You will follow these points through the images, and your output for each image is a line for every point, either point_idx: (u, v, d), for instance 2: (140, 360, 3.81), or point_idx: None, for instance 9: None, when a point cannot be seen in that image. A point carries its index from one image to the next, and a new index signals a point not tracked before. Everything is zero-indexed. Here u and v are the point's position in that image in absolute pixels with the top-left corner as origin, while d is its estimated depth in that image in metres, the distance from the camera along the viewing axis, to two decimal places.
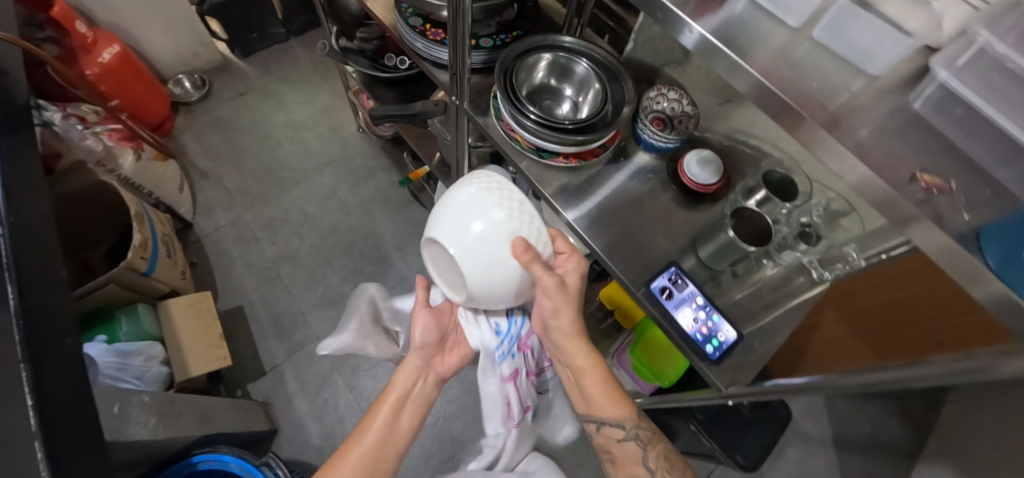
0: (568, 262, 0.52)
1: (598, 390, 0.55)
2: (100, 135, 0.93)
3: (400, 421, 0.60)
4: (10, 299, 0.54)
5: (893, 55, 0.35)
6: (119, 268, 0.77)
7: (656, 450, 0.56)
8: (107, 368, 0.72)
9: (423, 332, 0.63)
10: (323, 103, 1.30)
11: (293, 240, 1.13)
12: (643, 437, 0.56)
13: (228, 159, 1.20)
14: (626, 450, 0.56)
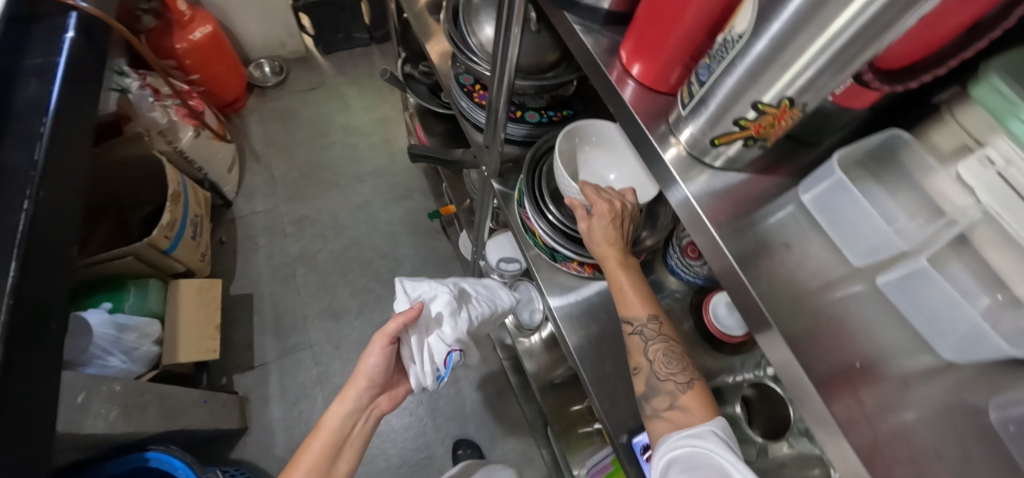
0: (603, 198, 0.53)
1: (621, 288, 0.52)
2: (168, 108, 0.98)
3: (336, 466, 0.58)
4: (10, 275, 0.56)
5: (967, 337, 0.26)
6: (139, 245, 0.81)
7: (658, 346, 0.48)
8: (101, 340, 0.74)
9: (374, 368, 0.59)
10: (384, 112, 1.31)
11: (316, 242, 1.14)
12: (648, 334, 0.49)
13: (282, 147, 1.24)
14: (634, 343, 0.50)
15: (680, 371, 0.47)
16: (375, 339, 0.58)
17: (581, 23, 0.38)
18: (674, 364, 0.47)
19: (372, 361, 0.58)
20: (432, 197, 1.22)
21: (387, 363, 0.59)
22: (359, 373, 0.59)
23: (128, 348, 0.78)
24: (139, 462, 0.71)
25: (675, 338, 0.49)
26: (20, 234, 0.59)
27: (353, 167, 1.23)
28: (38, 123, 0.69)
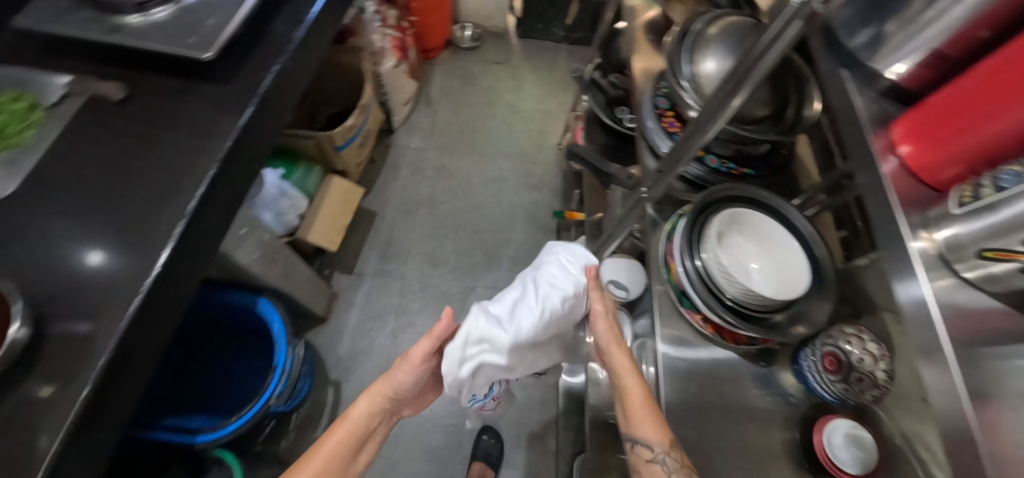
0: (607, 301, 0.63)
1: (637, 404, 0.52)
2: (385, 36, 1.12)
3: (359, 456, 0.63)
4: (244, 116, 0.69)
5: None
6: (323, 135, 0.94)
7: (680, 476, 0.47)
8: (268, 193, 0.88)
9: (397, 382, 0.61)
10: (549, 105, 1.37)
11: (445, 193, 1.23)
12: (671, 465, 0.47)
13: (452, 102, 1.35)
14: (652, 471, 0.48)
15: None
16: (409, 359, 0.61)
17: (856, 85, 0.36)
18: None
19: (397, 377, 0.62)
20: (559, 198, 1.25)
21: (419, 380, 0.62)
22: (383, 383, 0.63)
23: (280, 211, 0.91)
24: (252, 308, 0.82)
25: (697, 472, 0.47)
26: (262, 90, 0.72)
27: (501, 143, 1.30)
28: (305, 11, 0.83)
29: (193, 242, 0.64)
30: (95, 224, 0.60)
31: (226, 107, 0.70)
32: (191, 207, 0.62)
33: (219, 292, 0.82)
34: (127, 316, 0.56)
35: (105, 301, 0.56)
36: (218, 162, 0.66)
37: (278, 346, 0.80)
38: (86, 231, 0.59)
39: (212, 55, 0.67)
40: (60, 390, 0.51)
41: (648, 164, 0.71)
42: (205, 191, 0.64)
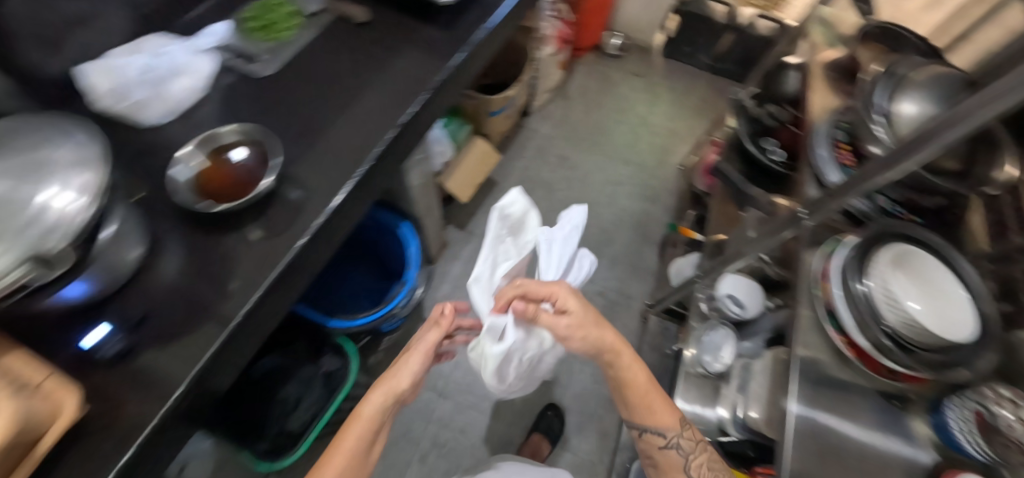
0: (570, 318, 0.63)
1: (654, 402, 0.65)
2: (553, 25, 1.19)
3: (369, 451, 0.65)
4: (458, 58, 0.78)
5: None
6: (486, 97, 1.03)
7: (702, 462, 0.64)
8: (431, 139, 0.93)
9: (410, 371, 0.70)
10: (678, 125, 1.40)
11: (562, 181, 1.30)
12: (685, 448, 0.64)
13: (587, 100, 1.42)
14: (670, 455, 0.64)
15: None
16: (414, 355, 0.70)
17: None
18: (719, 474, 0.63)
19: (406, 371, 0.69)
20: (670, 213, 1.27)
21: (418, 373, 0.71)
22: (398, 376, 0.69)
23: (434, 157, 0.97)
24: (394, 229, 0.91)
25: (706, 446, 0.65)
26: (474, 41, 0.81)
27: (625, 149, 1.35)
28: None
29: (394, 152, 0.74)
30: (325, 116, 0.71)
31: (443, 47, 0.79)
32: (404, 118, 0.71)
33: (379, 208, 0.92)
34: (340, 193, 0.66)
35: (322, 178, 0.67)
36: (431, 88, 0.75)
37: (411, 269, 0.88)
38: (318, 121, 0.71)
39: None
40: (271, 237, 0.62)
41: (810, 192, 0.72)
42: (417, 108, 0.73)
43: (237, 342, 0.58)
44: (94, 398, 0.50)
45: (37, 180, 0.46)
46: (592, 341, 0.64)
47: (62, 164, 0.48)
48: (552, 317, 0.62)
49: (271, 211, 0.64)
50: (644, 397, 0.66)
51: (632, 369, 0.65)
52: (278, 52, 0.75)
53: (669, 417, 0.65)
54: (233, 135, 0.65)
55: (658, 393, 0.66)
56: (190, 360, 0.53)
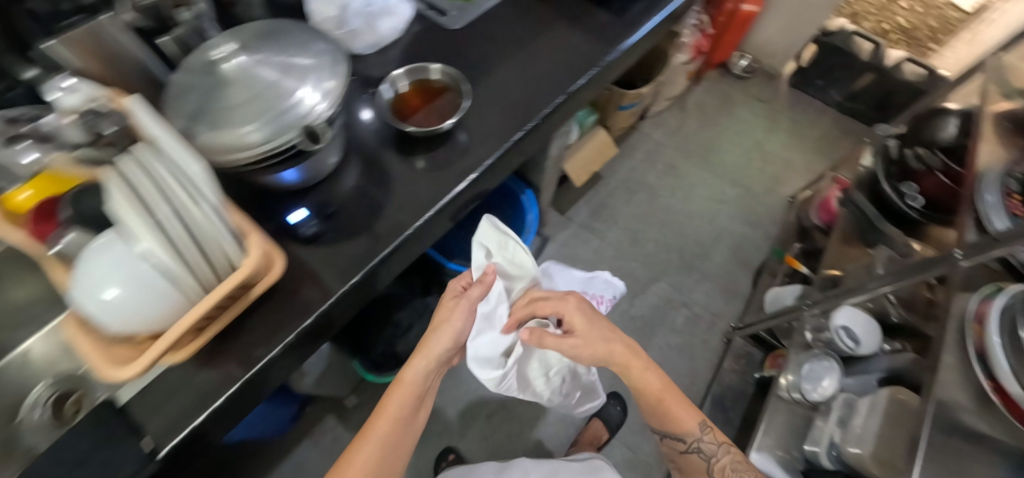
0: (568, 340, 0.66)
1: (670, 409, 0.71)
2: (695, 36, 1.21)
3: (417, 411, 0.71)
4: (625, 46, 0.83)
5: None
6: (621, 90, 1.06)
7: (726, 462, 0.70)
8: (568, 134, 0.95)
9: (448, 336, 0.69)
10: (793, 157, 1.38)
11: (666, 188, 1.32)
12: (709, 451, 0.71)
13: (702, 116, 1.43)
14: (693, 457, 0.72)
15: None
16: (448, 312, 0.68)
17: None
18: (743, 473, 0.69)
19: (445, 334, 0.69)
20: (770, 241, 1.26)
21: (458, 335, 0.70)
22: (433, 343, 0.69)
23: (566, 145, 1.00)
24: (517, 195, 0.98)
25: (729, 448, 0.70)
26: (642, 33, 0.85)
27: (734, 170, 1.35)
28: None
29: (552, 121, 0.79)
30: (499, 73, 0.78)
31: (613, 34, 0.84)
32: (573, 87, 0.78)
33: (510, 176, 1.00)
34: (506, 143, 0.72)
35: (488, 127, 0.73)
36: (597, 65, 0.80)
37: (530, 231, 0.96)
38: (491, 77, 0.77)
39: None
40: (435, 171, 0.69)
41: (972, 237, 0.68)
42: (586, 82, 0.79)
43: (392, 260, 0.64)
44: (305, 279, 0.59)
45: (300, 75, 0.54)
46: (602, 355, 0.69)
47: (321, 66, 0.55)
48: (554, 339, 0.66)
49: (442, 147, 0.71)
50: (658, 404, 0.72)
51: (639, 379, 0.70)
52: (466, 10, 0.82)
53: (682, 426, 0.71)
54: (440, 78, 0.72)
55: (670, 399, 0.71)
56: (360, 261, 0.61)
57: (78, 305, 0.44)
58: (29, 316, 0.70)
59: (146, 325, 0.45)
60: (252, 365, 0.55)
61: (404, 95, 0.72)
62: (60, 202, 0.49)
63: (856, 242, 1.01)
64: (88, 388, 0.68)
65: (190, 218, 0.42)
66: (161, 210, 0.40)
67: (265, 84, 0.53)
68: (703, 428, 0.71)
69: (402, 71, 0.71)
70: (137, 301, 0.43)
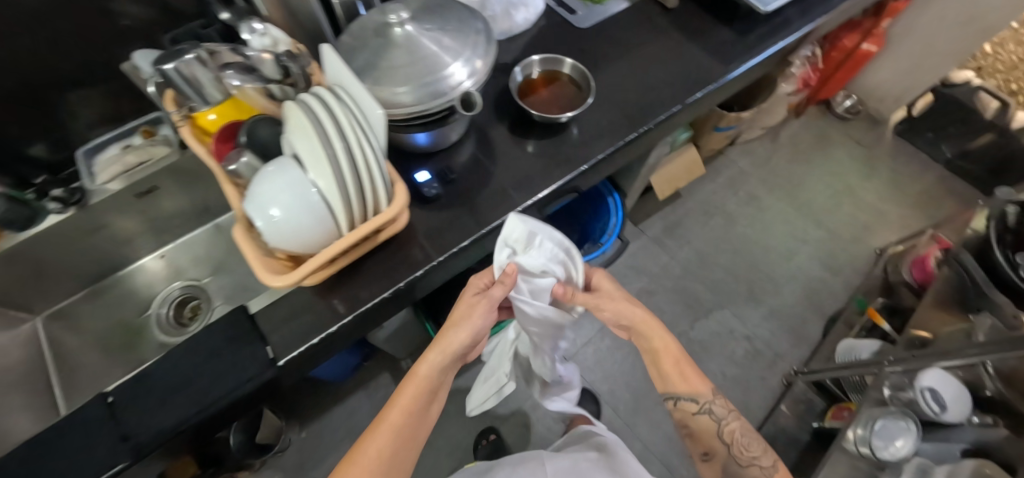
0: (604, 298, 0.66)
1: (683, 365, 0.66)
2: (805, 69, 1.18)
3: (429, 405, 0.59)
4: (748, 66, 0.83)
5: None
6: (723, 112, 1.06)
7: (733, 427, 0.64)
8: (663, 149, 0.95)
9: (465, 334, 0.58)
10: (884, 210, 1.34)
11: (744, 218, 1.31)
12: (719, 413, 0.64)
13: (791, 153, 1.42)
14: (705, 422, 0.65)
15: (762, 453, 0.62)
16: (465, 308, 0.60)
17: None
18: (753, 444, 0.62)
19: (466, 330, 0.58)
20: (847, 291, 1.23)
21: (475, 335, 0.59)
22: (452, 338, 0.58)
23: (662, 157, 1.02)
24: (603, 197, 0.99)
25: (740, 413, 0.64)
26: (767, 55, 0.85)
27: (818, 212, 1.32)
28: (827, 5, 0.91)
29: (663, 130, 0.81)
30: (618, 75, 0.80)
31: (736, 51, 0.84)
32: (691, 98, 0.78)
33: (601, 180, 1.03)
34: (619, 142, 0.73)
35: (602, 124, 0.75)
36: (717, 81, 0.81)
37: (612, 235, 0.97)
38: (611, 79, 0.80)
39: (767, 11, 0.81)
40: (545, 156, 0.72)
41: None
42: (703, 95, 0.80)
43: (494, 235, 0.67)
44: (418, 239, 0.64)
45: (459, 49, 0.57)
46: (622, 311, 0.66)
47: (478, 45, 0.59)
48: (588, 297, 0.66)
49: (555, 137, 0.73)
50: (673, 366, 0.66)
51: (654, 336, 0.65)
52: (594, 12, 0.86)
53: (693, 387, 0.65)
54: (570, 72, 0.75)
55: (687, 362, 0.65)
56: (466, 229, 0.64)
57: (251, 218, 0.50)
58: (171, 229, 0.80)
59: (293, 245, 0.51)
60: (360, 306, 0.59)
61: (533, 80, 0.76)
62: (240, 128, 0.55)
63: (955, 309, 0.93)
64: (210, 297, 0.78)
65: (357, 157, 0.47)
66: (339, 144, 0.46)
67: (427, 52, 0.57)
68: (714, 395, 0.65)
69: (538, 58, 0.75)
70: (294, 222, 0.48)
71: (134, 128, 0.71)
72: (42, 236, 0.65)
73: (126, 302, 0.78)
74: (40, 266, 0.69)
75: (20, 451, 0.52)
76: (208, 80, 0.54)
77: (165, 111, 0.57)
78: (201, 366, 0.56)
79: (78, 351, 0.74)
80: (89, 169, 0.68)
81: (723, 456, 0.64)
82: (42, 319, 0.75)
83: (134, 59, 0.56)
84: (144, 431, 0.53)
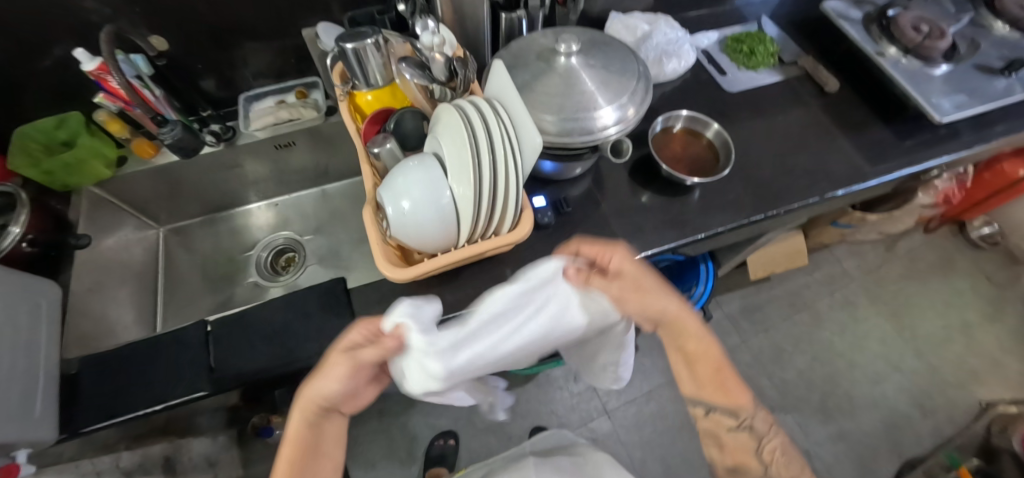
0: (615, 286, 0.42)
1: (727, 374, 0.44)
2: (950, 185, 1.07)
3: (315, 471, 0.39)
4: (904, 173, 0.76)
5: None
6: (846, 209, 1.01)
7: (774, 445, 0.43)
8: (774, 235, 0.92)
9: (334, 392, 0.39)
10: (1000, 361, 1.19)
11: (830, 322, 1.24)
12: (761, 430, 0.44)
13: (903, 268, 1.31)
14: (740, 440, 0.44)
15: (803, 471, 0.42)
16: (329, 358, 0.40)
17: None
18: (793, 464, 0.42)
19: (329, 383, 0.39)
20: (935, 437, 1.11)
21: (348, 385, 0.40)
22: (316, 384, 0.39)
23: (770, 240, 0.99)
24: (695, 263, 0.97)
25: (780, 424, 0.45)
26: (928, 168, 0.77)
27: (917, 340, 1.22)
28: (1012, 129, 0.81)
29: (792, 217, 0.75)
30: (756, 149, 0.76)
31: (896, 153, 0.77)
32: (831, 194, 0.72)
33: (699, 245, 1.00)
34: (745, 220, 0.69)
35: (727, 196, 0.71)
36: (864, 182, 0.74)
37: (695, 303, 0.95)
38: (750, 149, 0.76)
39: (940, 121, 0.72)
40: (662, 211, 0.69)
41: None
42: (846, 194, 0.73)
43: None
44: (514, 262, 0.62)
45: (616, 93, 0.56)
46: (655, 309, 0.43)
47: (635, 93, 0.57)
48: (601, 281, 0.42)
49: (675, 196, 0.71)
50: (708, 373, 0.44)
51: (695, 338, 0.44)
52: (745, 78, 0.84)
53: (734, 398, 0.43)
54: (712, 137, 0.72)
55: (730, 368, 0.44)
56: None
57: (382, 202, 0.50)
58: (293, 184, 0.86)
59: (410, 240, 0.51)
60: (446, 312, 0.58)
61: (671, 133, 0.74)
62: (394, 115, 0.58)
63: None
64: (306, 255, 0.84)
65: (499, 173, 0.47)
66: (487, 157, 0.47)
67: (584, 88, 0.56)
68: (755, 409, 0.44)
69: (685, 113, 0.72)
70: (420, 217, 0.48)
71: (292, 86, 0.79)
72: (191, 161, 0.73)
73: (236, 235, 0.86)
74: (178, 187, 0.77)
75: (126, 351, 0.57)
76: (375, 65, 0.56)
77: (331, 80, 0.61)
78: (291, 322, 0.59)
79: (186, 268, 0.81)
80: (247, 112, 0.75)
81: (756, 477, 0.43)
82: (165, 231, 0.83)
83: (319, 31, 0.61)
84: (229, 369, 0.56)
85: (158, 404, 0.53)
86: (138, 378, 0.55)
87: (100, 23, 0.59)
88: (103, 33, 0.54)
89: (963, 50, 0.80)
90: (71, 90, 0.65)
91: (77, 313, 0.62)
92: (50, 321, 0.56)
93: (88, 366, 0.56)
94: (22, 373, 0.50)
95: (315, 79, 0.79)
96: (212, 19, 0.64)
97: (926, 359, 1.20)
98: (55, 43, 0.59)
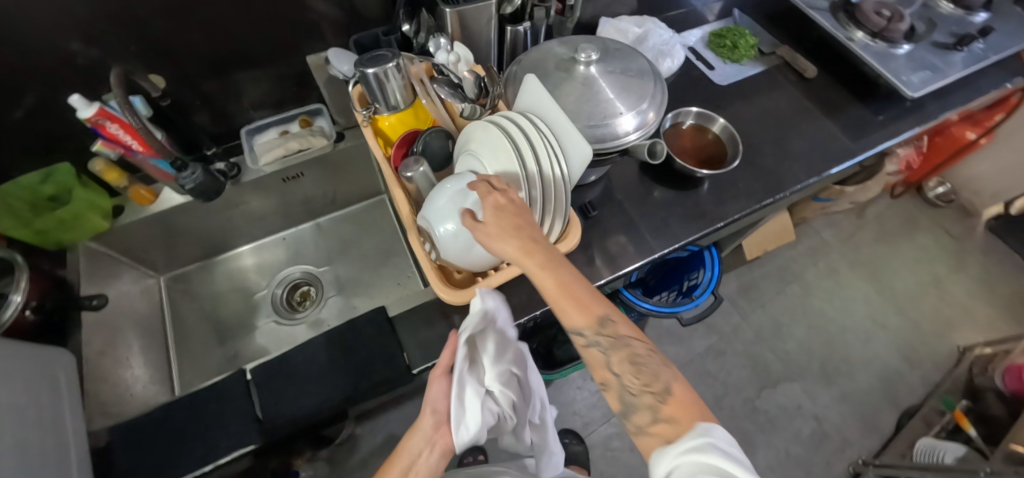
0: (483, 232, 0.41)
1: (575, 292, 0.40)
2: (912, 152, 1.17)
3: None
4: (885, 147, 0.82)
5: None
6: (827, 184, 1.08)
7: (624, 359, 0.39)
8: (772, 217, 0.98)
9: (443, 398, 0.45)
10: (970, 307, 1.31)
11: (819, 290, 1.32)
12: (610, 344, 0.39)
13: (875, 233, 1.42)
14: (595, 357, 0.40)
15: (653, 382, 0.38)
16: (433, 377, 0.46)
17: None
18: (647, 374, 0.38)
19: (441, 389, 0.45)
20: (925, 385, 1.20)
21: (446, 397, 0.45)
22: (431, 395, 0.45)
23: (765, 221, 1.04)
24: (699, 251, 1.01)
25: (640, 335, 0.40)
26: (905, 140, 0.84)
27: (896, 298, 1.32)
28: (967, 98, 0.89)
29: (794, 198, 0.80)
30: (754, 137, 0.80)
31: (876, 129, 0.84)
32: (828, 173, 0.77)
33: None
34: (760, 203, 0.73)
35: (738, 184, 0.74)
36: (853, 158, 0.79)
37: (705, 289, 0.98)
38: (749, 137, 0.80)
39: (913, 96, 0.78)
40: (680, 205, 0.72)
41: None
42: (840, 171, 0.79)
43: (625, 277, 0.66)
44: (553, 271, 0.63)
45: (638, 98, 0.58)
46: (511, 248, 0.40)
47: (655, 96, 0.59)
48: (470, 222, 0.42)
49: (691, 188, 0.74)
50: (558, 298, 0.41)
51: (538, 274, 0.39)
52: (732, 71, 0.88)
53: (587, 313, 0.40)
54: (718, 131, 0.75)
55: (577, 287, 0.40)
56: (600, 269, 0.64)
57: (428, 226, 0.49)
58: (299, 215, 0.83)
59: (458, 260, 0.50)
60: None
61: (681, 129, 0.77)
62: (422, 137, 0.57)
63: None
64: (324, 287, 0.81)
65: (547, 186, 0.48)
66: (534, 167, 0.47)
67: (605, 95, 0.57)
68: (603, 323, 0.39)
69: (694, 110, 0.76)
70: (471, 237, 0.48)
71: (295, 115, 0.76)
72: (194, 203, 0.69)
73: (242, 276, 0.82)
74: (178, 232, 0.72)
75: (158, 414, 0.53)
76: (397, 88, 0.55)
77: (350, 106, 0.60)
78: (335, 360, 0.57)
79: (195, 315, 0.77)
80: (251, 148, 0.72)
81: (615, 390, 0.40)
82: (165, 279, 0.78)
83: (332, 58, 0.59)
84: (277, 417, 0.53)
85: (206, 465, 0.50)
86: (178, 439, 0.52)
87: (87, 65, 0.55)
88: (112, 77, 0.51)
89: (922, 30, 0.88)
90: (57, 141, 0.61)
91: (90, 379, 0.57)
92: (70, 392, 0.51)
93: (116, 436, 0.52)
94: (53, 453, 0.45)
95: (319, 106, 0.77)
96: (209, 53, 0.62)
97: (907, 314, 1.30)
98: (36, 91, 0.55)
